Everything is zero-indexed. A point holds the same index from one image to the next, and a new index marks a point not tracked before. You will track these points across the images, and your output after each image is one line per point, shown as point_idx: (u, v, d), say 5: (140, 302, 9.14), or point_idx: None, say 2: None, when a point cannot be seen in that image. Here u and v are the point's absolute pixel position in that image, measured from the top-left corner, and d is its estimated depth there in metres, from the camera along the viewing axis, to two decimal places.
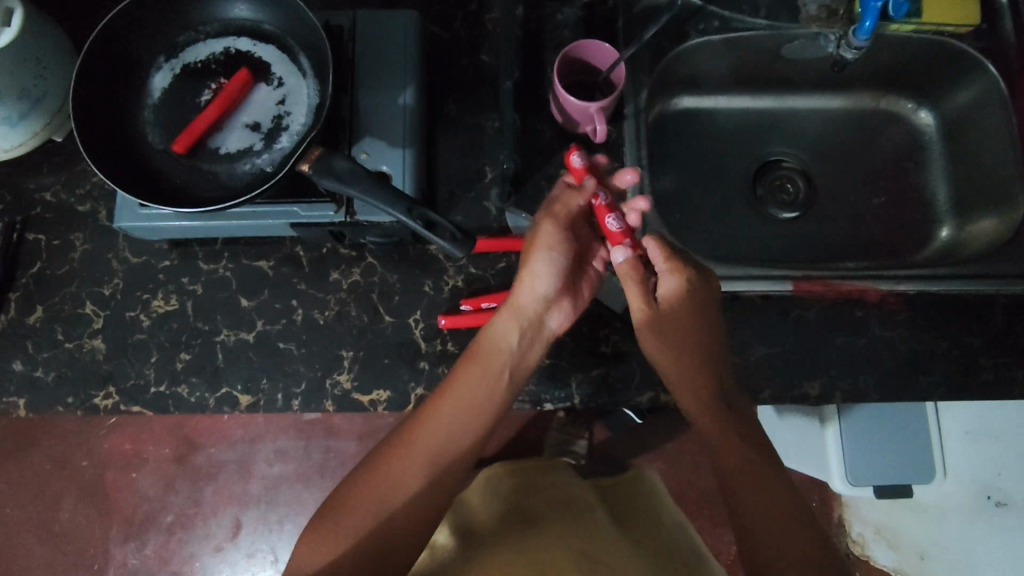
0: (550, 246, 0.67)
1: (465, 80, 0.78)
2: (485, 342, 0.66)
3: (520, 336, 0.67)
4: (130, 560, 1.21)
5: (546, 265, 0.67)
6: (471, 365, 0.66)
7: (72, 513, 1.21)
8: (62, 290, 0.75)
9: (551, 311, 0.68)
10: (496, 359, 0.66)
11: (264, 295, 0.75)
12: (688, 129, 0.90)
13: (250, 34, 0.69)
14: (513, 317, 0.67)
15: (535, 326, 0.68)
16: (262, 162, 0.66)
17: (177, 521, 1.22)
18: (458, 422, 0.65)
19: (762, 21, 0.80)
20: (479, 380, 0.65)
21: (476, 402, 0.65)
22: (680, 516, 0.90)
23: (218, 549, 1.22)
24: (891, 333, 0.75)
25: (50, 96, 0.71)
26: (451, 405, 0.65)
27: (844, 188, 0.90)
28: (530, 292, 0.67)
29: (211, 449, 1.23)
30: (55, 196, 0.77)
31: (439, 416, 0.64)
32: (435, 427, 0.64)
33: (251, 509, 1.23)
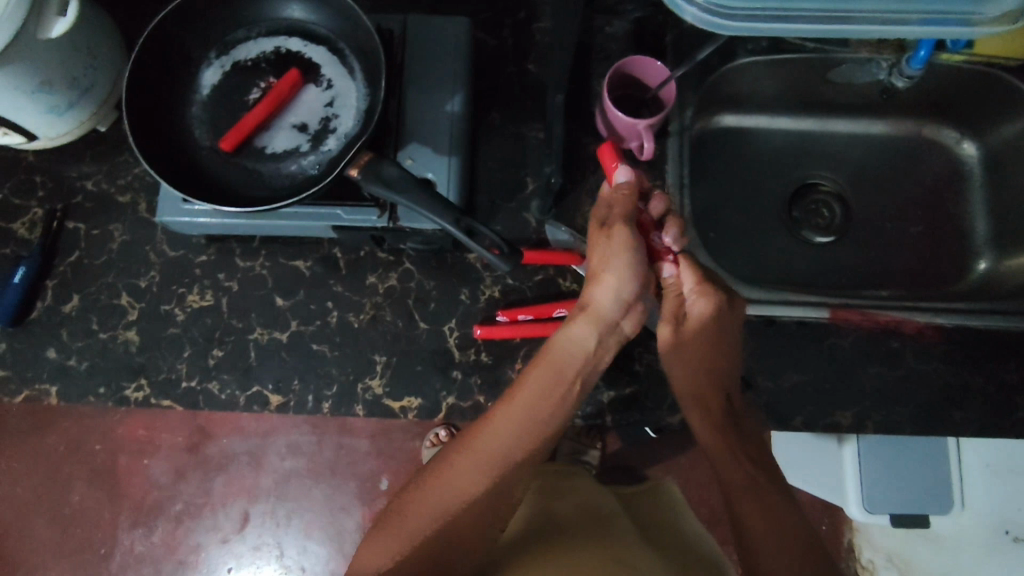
0: (626, 245, 0.64)
1: (510, 89, 0.78)
2: (557, 344, 0.64)
3: (598, 340, 0.65)
4: (136, 546, 1.20)
5: (618, 266, 0.64)
6: (544, 367, 0.63)
7: (82, 496, 1.16)
8: (98, 280, 0.75)
9: (624, 315, 0.66)
10: (568, 360, 0.64)
11: (299, 295, 0.74)
12: (729, 147, 0.90)
13: (301, 34, 0.69)
14: (591, 319, 0.65)
15: (609, 328, 0.65)
16: (308, 164, 0.66)
17: (185, 511, 1.20)
18: (526, 431, 0.62)
19: (812, 44, 0.80)
20: (548, 385, 0.63)
21: (547, 409, 0.62)
22: (707, 534, 0.86)
23: (224, 541, 1.22)
24: (927, 366, 0.74)
25: (98, 86, 0.71)
26: (520, 410, 0.62)
27: (882, 215, 0.89)
28: (605, 292, 0.64)
29: (223, 440, 1.15)
30: (97, 185, 0.77)
31: (506, 422, 0.62)
32: (502, 436, 0.62)
33: (260, 502, 1.21)
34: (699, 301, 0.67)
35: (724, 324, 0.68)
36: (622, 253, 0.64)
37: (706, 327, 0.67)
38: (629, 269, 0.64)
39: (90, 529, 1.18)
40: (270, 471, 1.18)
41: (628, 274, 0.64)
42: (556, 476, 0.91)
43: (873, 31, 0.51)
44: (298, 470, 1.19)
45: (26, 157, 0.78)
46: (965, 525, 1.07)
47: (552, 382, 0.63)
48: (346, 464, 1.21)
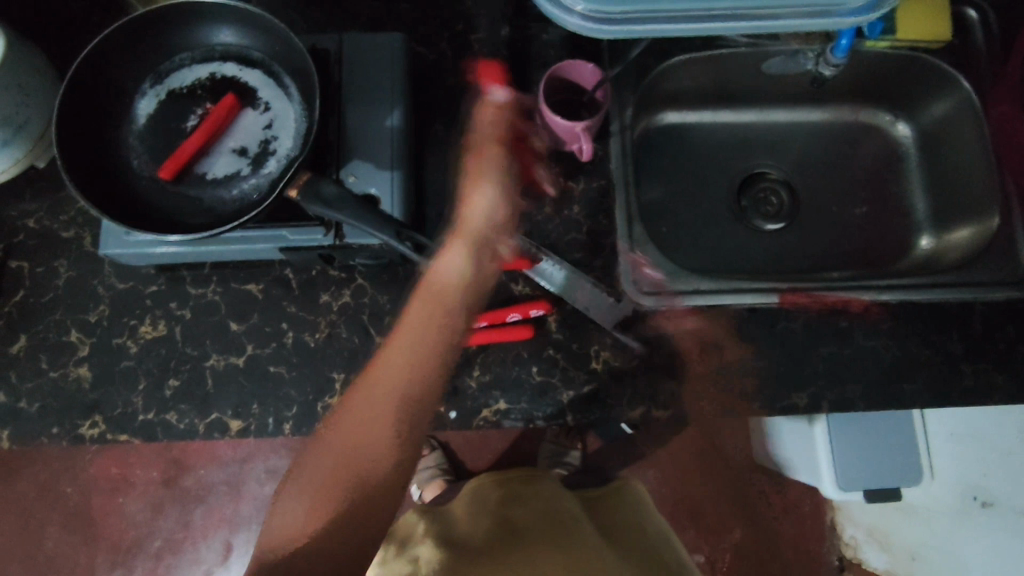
0: (498, 177, 0.70)
1: (451, 100, 0.79)
2: (434, 279, 0.65)
3: (472, 262, 0.67)
4: None
5: (494, 193, 0.69)
6: (425, 301, 0.64)
7: (56, 541, 1.15)
8: (46, 318, 0.74)
9: (496, 239, 0.70)
10: (445, 284, 0.65)
11: (253, 319, 0.74)
12: (673, 143, 0.91)
13: (235, 59, 0.69)
14: (462, 244, 0.67)
15: (484, 249, 0.68)
16: (249, 187, 0.66)
17: (165, 547, 1.16)
18: (416, 343, 0.62)
19: (742, 39, 0.82)
20: (429, 311, 0.64)
21: (433, 322, 0.63)
22: (668, 529, 0.90)
23: (208, 574, 1.16)
24: (875, 342, 0.76)
25: (32, 123, 0.70)
26: (408, 340, 0.62)
27: (825, 199, 0.91)
28: (479, 214, 0.68)
29: (200, 470, 1.18)
30: (39, 222, 0.76)
31: (402, 344, 0.62)
32: (398, 354, 0.62)
33: (242, 531, 1.18)
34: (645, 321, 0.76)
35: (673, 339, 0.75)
36: (499, 181, 0.70)
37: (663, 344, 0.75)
38: (502, 198, 0.70)
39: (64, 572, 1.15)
40: (249, 498, 1.18)
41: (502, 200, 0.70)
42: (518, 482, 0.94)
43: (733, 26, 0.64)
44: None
45: None
46: (936, 493, 1.08)
47: (432, 305, 0.64)
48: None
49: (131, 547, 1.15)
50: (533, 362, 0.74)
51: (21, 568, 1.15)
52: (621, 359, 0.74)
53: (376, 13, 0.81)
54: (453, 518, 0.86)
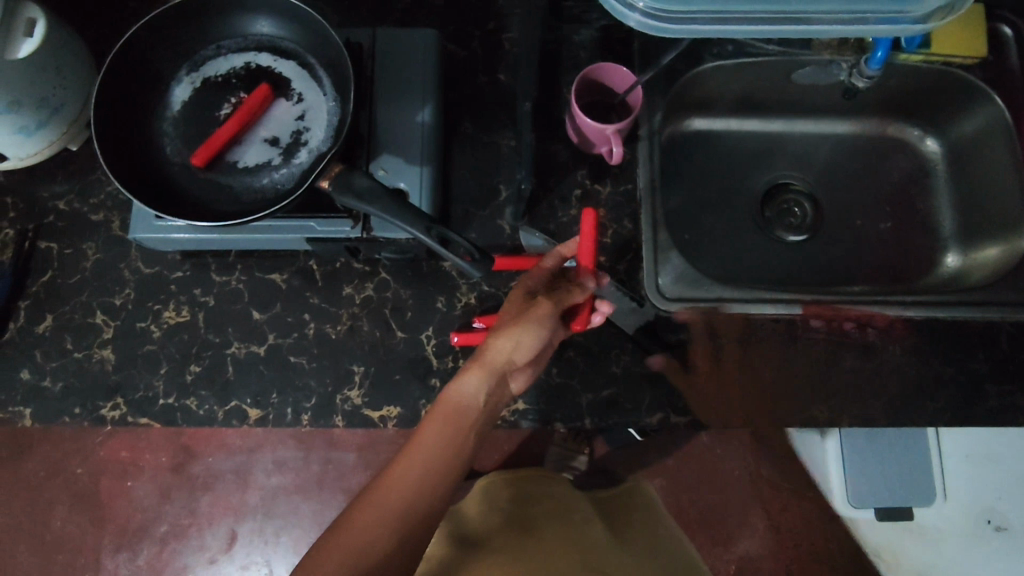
0: (540, 325, 0.61)
1: (481, 98, 0.79)
2: (448, 401, 0.58)
3: (486, 394, 0.59)
4: (120, 571, 1.16)
5: (530, 339, 0.60)
6: (440, 419, 0.57)
7: (64, 521, 1.15)
8: (72, 299, 0.74)
9: (513, 380, 0.62)
10: (465, 413, 0.57)
11: (276, 308, 0.75)
12: (699, 150, 0.91)
13: (271, 50, 0.69)
14: (482, 376, 0.59)
15: (500, 388, 0.60)
16: (280, 177, 0.66)
17: (171, 532, 1.17)
18: (434, 473, 0.53)
19: (775, 48, 0.82)
20: (448, 436, 0.56)
21: (451, 454, 0.55)
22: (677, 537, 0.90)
23: (211, 561, 1.18)
24: (898, 358, 0.76)
25: (68, 106, 0.71)
26: (423, 458, 0.54)
27: (851, 213, 0.91)
28: (504, 353, 0.59)
29: (209, 458, 1.14)
30: (70, 204, 0.77)
31: (411, 468, 0.53)
32: (409, 474, 0.53)
33: (247, 520, 1.18)
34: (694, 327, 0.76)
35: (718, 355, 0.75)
36: (541, 329, 0.61)
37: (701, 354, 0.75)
38: (535, 346, 0.61)
39: (74, 554, 1.15)
40: (257, 488, 1.17)
41: (534, 347, 0.61)
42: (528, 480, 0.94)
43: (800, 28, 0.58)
44: (285, 487, 1.18)
45: None
46: (947, 514, 1.04)
47: (453, 429, 0.56)
48: (330, 480, 1.18)
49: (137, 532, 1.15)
50: (553, 363, 0.74)
51: (29, 549, 1.14)
52: (642, 364, 0.74)
53: (410, 9, 0.82)
54: (463, 515, 0.86)
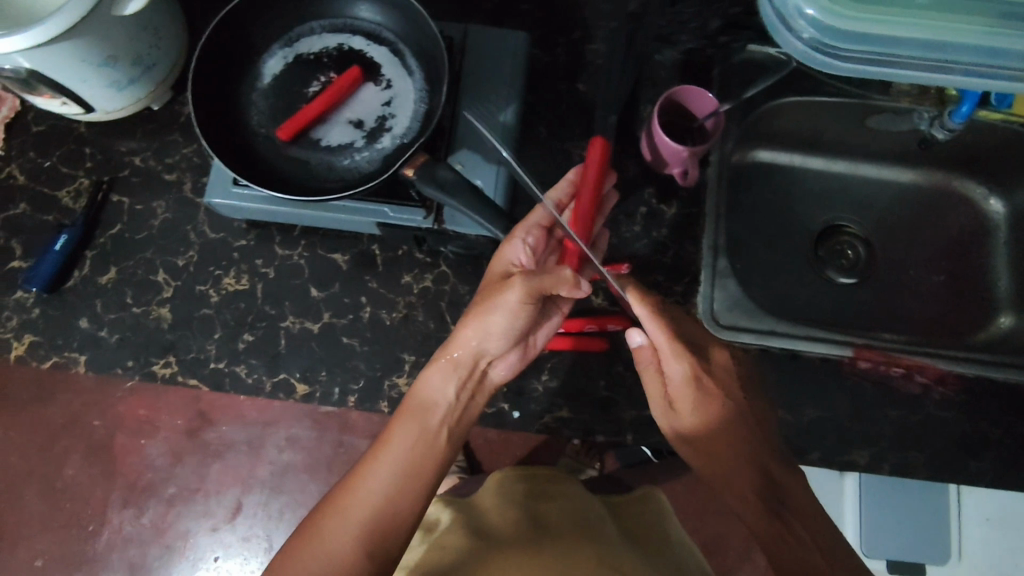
0: (511, 313, 0.62)
1: (559, 106, 0.80)
2: (416, 397, 0.62)
3: (456, 390, 0.63)
4: (125, 527, 1.00)
5: (500, 326, 0.63)
6: (408, 421, 0.61)
7: (78, 470, 0.98)
8: (137, 255, 0.76)
9: (492, 364, 0.66)
10: (432, 415, 0.62)
11: (334, 288, 0.75)
12: (763, 182, 0.91)
13: (365, 34, 0.70)
14: (450, 368, 0.63)
15: (470, 377, 0.64)
16: (361, 159, 0.67)
17: (179, 495, 1.00)
18: (399, 485, 0.56)
19: (852, 89, 0.82)
20: (415, 441, 0.59)
21: (417, 463, 0.58)
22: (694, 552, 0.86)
23: (213, 530, 1.02)
24: (946, 413, 0.75)
25: (159, 66, 0.73)
26: (389, 466, 0.57)
27: (904, 262, 0.90)
28: (470, 345, 0.63)
29: (223, 426, 0.97)
30: (145, 161, 0.78)
31: (379, 472, 0.57)
32: (374, 485, 0.56)
33: (255, 492, 1.02)
34: (671, 361, 0.64)
35: (709, 392, 0.64)
36: (509, 316, 0.63)
37: (691, 398, 0.64)
38: (506, 330, 0.63)
39: (81, 504, 0.99)
40: (267, 462, 1.01)
41: (503, 334, 0.64)
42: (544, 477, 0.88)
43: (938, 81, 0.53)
44: (298, 464, 1.00)
45: (77, 128, 0.78)
46: None
47: (419, 437, 0.60)
48: (344, 464, 1.00)
49: (148, 490, 0.99)
50: (600, 376, 0.74)
51: (38, 495, 0.98)
52: None
53: (497, 10, 0.83)
54: (476, 507, 0.86)
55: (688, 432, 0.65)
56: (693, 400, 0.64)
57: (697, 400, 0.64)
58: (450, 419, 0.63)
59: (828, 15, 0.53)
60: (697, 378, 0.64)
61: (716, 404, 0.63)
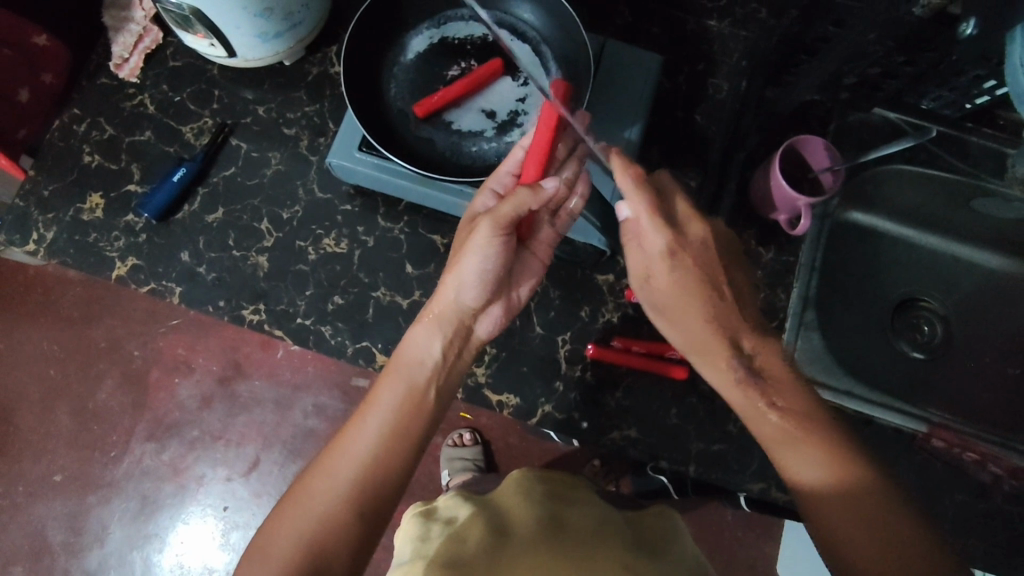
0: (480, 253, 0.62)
1: (674, 133, 0.82)
2: (403, 358, 0.61)
3: (442, 346, 0.62)
4: (144, 461, 1.04)
5: (473, 272, 0.63)
6: (393, 380, 0.60)
7: (109, 396, 1.03)
8: (246, 201, 0.78)
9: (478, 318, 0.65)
10: (418, 371, 0.61)
11: (430, 268, 0.76)
12: (857, 244, 0.87)
13: (509, 29, 0.72)
14: (436, 324, 0.63)
15: (459, 331, 0.64)
16: (488, 149, 0.69)
17: (200, 439, 1.04)
18: (384, 446, 0.56)
19: (965, 167, 0.80)
20: (400, 399, 0.59)
21: (402, 425, 0.58)
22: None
23: (227, 480, 1.05)
24: (1015, 509, 0.73)
25: (303, 25, 0.75)
26: (376, 423, 0.58)
27: (982, 349, 0.85)
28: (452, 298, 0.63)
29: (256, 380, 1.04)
30: (268, 112, 0.80)
31: (363, 431, 0.57)
32: (359, 447, 0.56)
33: (274, 451, 1.05)
34: (651, 237, 0.62)
35: (683, 269, 0.62)
36: (481, 257, 0.62)
37: (666, 271, 0.62)
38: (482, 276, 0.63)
39: (107, 429, 1.04)
40: (290, 424, 1.04)
41: (481, 280, 0.63)
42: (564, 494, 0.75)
43: None
44: (320, 433, 1.03)
45: (210, 70, 0.81)
46: None
47: (405, 394, 0.59)
48: None
49: (171, 428, 1.04)
50: (673, 403, 0.74)
51: (68, 413, 1.04)
52: None
53: (628, 28, 0.84)
54: (495, 504, 0.74)
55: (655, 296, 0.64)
56: (670, 271, 0.62)
57: (674, 279, 0.62)
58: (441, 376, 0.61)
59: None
60: (675, 256, 0.62)
61: (693, 279, 0.61)
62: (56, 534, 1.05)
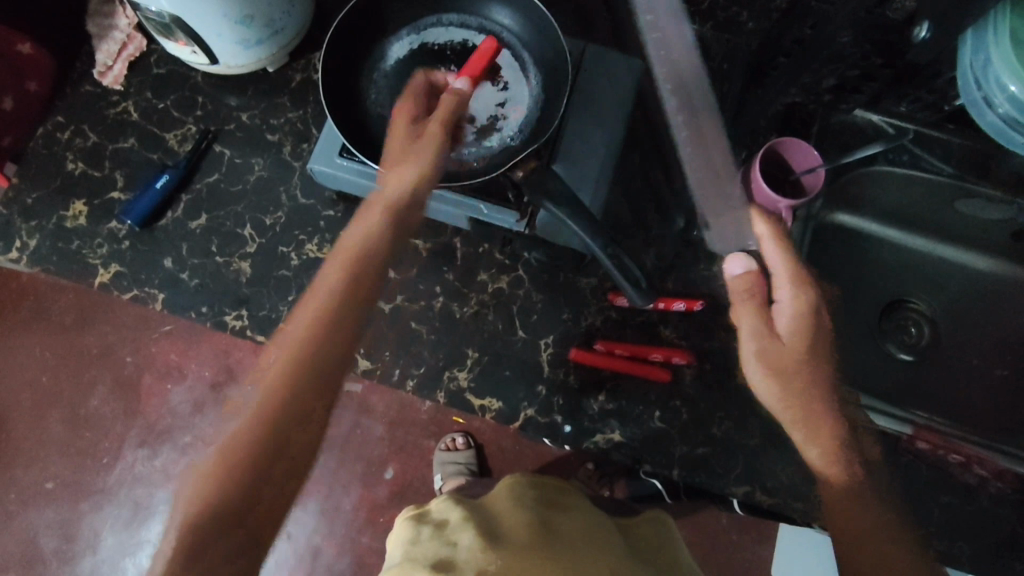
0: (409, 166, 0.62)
1: (657, 136, 0.82)
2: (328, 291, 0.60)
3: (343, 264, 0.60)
4: (138, 467, 1.01)
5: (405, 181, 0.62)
6: (311, 309, 0.59)
7: (102, 403, 0.99)
8: (228, 207, 0.78)
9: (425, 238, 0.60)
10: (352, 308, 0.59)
11: (411, 273, 0.78)
12: (844, 247, 0.87)
13: (489, 34, 0.72)
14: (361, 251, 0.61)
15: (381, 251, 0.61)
16: (467, 154, 0.69)
17: (194, 445, 1.00)
18: (283, 373, 0.56)
19: (948, 170, 0.79)
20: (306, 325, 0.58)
21: (297, 348, 0.57)
22: None
23: None
24: (999, 510, 0.73)
25: (286, 32, 0.76)
26: (278, 346, 0.58)
27: (970, 350, 0.84)
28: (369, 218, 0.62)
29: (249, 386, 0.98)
30: (251, 119, 0.80)
31: (299, 368, 0.56)
32: (279, 380, 0.55)
33: None
34: (784, 291, 0.62)
35: (813, 328, 0.62)
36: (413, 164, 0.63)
37: (794, 322, 0.62)
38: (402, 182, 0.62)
39: (99, 436, 1.00)
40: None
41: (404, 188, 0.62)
42: (558, 496, 0.75)
43: None
44: None
45: (194, 77, 0.81)
46: None
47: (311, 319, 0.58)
48: (358, 444, 1.02)
49: (165, 434, 0.99)
50: (656, 407, 0.74)
51: (61, 421, 1.00)
52: (743, 434, 0.72)
53: (611, 33, 0.85)
54: (487, 511, 0.72)
55: (776, 356, 0.62)
56: (797, 328, 0.62)
57: (808, 344, 0.61)
58: (345, 306, 0.59)
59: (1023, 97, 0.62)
60: (815, 317, 0.62)
61: (813, 322, 0.62)
62: (48, 542, 1.03)
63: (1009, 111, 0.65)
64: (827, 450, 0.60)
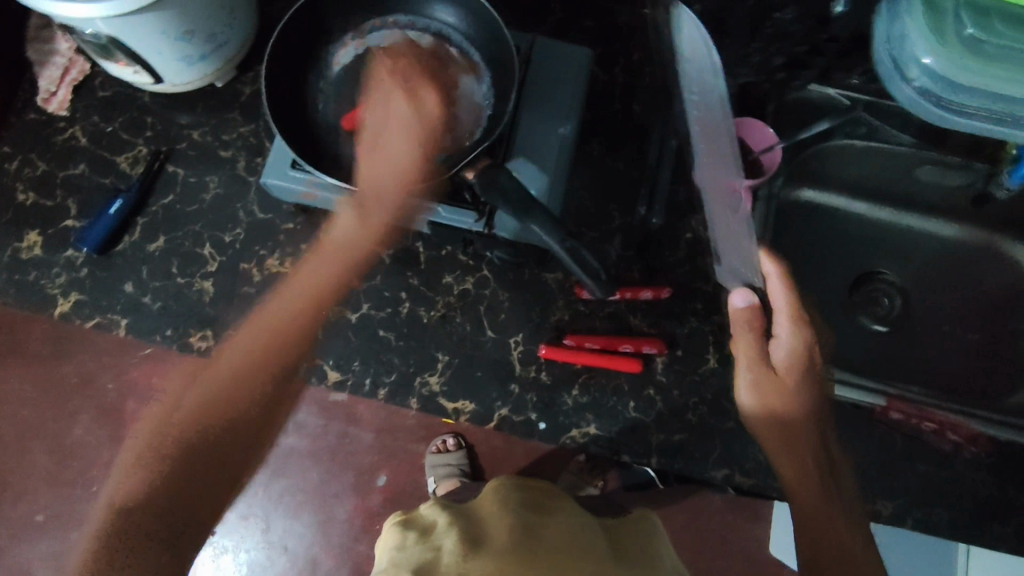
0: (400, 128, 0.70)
1: (614, 124, 0.81)
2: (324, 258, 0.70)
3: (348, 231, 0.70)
4: None
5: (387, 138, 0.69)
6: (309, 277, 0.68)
7: (85, 432, 0.98)
8: (186, 227, 0.77)
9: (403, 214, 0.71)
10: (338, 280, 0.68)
11: (376, 280, 0.77)
12: (810, 223, 0.87)
13: (435, 34, 0.72)
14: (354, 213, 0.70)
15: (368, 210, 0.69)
16: (420, 156, 0.69)
17: None
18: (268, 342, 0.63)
19: (909, 139, 0.79)
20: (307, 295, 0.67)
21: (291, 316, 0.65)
22: None
23: None
24: (976, 475, 0.73)
25: (229, 45, 0.75)
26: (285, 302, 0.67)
27: (938, 317, 0.85)
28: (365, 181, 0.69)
29: None
30: (203, 136, 0.79)
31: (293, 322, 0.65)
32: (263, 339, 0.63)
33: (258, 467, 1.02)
34: (784, 328, 0.68)
35: (806, 364, 0.68)
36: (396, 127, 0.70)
37: (796, 365, 0.68)
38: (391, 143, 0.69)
39: (83, 466, 0.99)
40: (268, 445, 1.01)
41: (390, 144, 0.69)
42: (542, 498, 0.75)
43: (974, 127, 0.64)
44: (300, 449, 1.01)
45: (142, 97, 0.80)
46: None
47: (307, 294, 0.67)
48: (345, 455, 1.01)
49: None
50: (630, 397, 0.74)
51: (44, 453, 0.98)
52: (717, 418, 0.72)
53: (561, 24, 0.84)
54: (471, 515, 0.72)
55: (764, 380, 0.68)
56: (794, 369, 0.68)
57: (797, 374, 0.68)
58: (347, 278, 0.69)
59: (942, 68, 0.63)
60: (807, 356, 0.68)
61: (803, 364, 0.68)
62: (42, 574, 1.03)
63: (927, 85, 0.64)
64: (789, 460, 0.65)
